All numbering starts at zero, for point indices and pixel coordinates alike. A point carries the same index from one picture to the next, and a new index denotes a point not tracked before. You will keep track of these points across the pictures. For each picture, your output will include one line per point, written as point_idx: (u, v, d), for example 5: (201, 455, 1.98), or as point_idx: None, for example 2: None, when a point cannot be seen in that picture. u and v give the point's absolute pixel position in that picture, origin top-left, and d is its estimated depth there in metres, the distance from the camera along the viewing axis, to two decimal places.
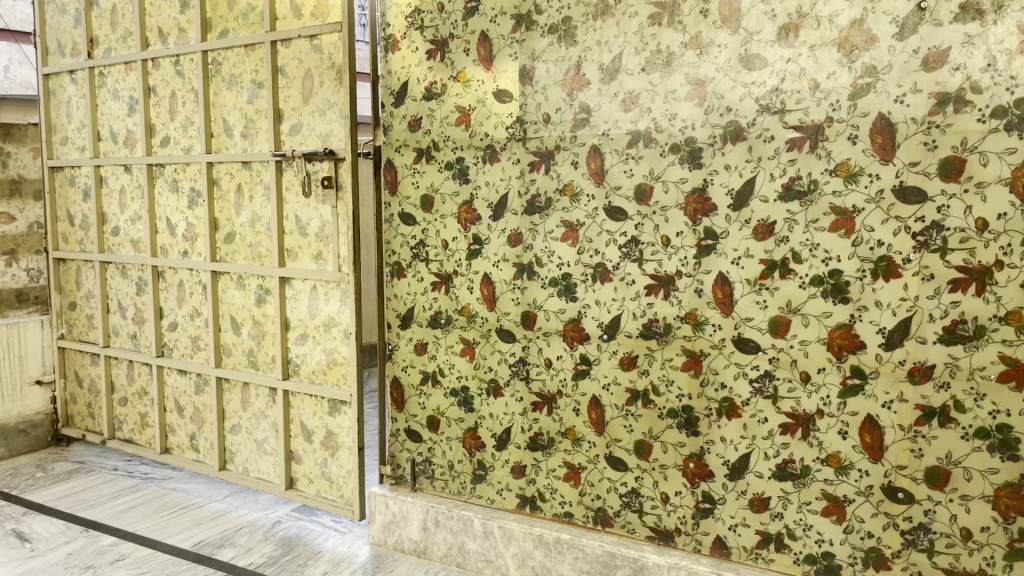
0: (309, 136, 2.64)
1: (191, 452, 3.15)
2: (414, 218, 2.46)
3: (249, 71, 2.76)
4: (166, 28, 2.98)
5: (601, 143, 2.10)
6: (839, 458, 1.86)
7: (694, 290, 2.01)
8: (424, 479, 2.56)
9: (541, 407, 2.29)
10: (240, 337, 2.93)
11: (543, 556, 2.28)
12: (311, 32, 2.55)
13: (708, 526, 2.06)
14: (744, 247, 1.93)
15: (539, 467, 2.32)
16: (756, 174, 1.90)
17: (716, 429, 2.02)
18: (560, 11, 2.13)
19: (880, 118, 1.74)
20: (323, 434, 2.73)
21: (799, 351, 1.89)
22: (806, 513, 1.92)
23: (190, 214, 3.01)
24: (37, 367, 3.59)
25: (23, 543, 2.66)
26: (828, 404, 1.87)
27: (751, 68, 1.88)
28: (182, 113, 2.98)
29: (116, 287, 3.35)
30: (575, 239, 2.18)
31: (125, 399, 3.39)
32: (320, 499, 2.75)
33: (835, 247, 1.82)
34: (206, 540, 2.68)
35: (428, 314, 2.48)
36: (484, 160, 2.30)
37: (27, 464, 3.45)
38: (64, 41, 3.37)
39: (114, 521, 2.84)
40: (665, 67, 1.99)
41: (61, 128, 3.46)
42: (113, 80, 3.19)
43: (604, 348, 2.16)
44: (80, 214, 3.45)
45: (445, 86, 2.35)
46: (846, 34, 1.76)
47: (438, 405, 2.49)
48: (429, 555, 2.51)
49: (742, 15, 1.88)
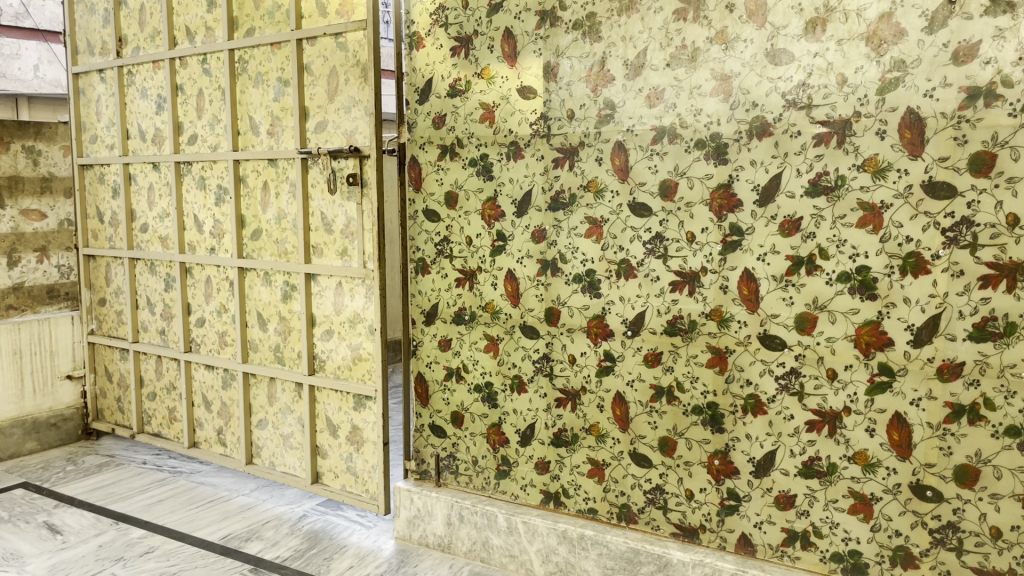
0: (334, 134, 2.66)
1: (218, 446, 3.19)
2: (438, 215, 2.47)
3: (275, 69, 2.78)
4: (193, 26, 3.01)
5: (625, 139, 2.10)
6: (866, 455, 1.85)
7: (720, 286, 2.00)
8: (448, 474, 2.57)
9: (564, 403, 2.29)
10: (267, 332, 2.96)
11: (567, 552, 2.29)
12: (336, 29, 2.56)
13: (733, 523, 2.05)
14: (770, 243, 1.92)
15: (563, 463, 2.32)
16: (783, 170, 1.88)
17: (741, 426, 2.01)
18: (584, 7, 2.13)
19: (909, 112, 1.72)
20: (348, 429, 2.75)
21: (825, 348, 1.88)
22: (833, 511, 1.90)
23: (217, 211, 3.05)
24: (68, 361, 3.66)
25: (55, 535, 2.71)
26: (855, 402, 1.85)
27: (777, 62, 1.87)
28: (209, 111, 3.01)
29: (144, 283, 3.39)
30: (598, 234, 2.18)
31: (153, 393, 3.44)
32: (345, 494, 2.77)
33: (863, 243, 1.81)
34: (233, 533, 2.71)
35: (452, 310, 2.49)
36: (508, 156, 2.30)
37: (59, 458, 3.51)
38: (93, 40, 3.41)
39: (144, 514, 2.88)
40: (690, 62, 1.99)
41: (91, 126, 3.51)
42: (141, 78, 3.23)
43: (628, 344, 2.16)
44: (109, 211, 3.49)
45: (469, 83, 2.36)
46: (875, 28, 1.75)
47: (462, 401, 2.50)
48: (454, 550, 2.52)
49: (768, 10, 1.87)
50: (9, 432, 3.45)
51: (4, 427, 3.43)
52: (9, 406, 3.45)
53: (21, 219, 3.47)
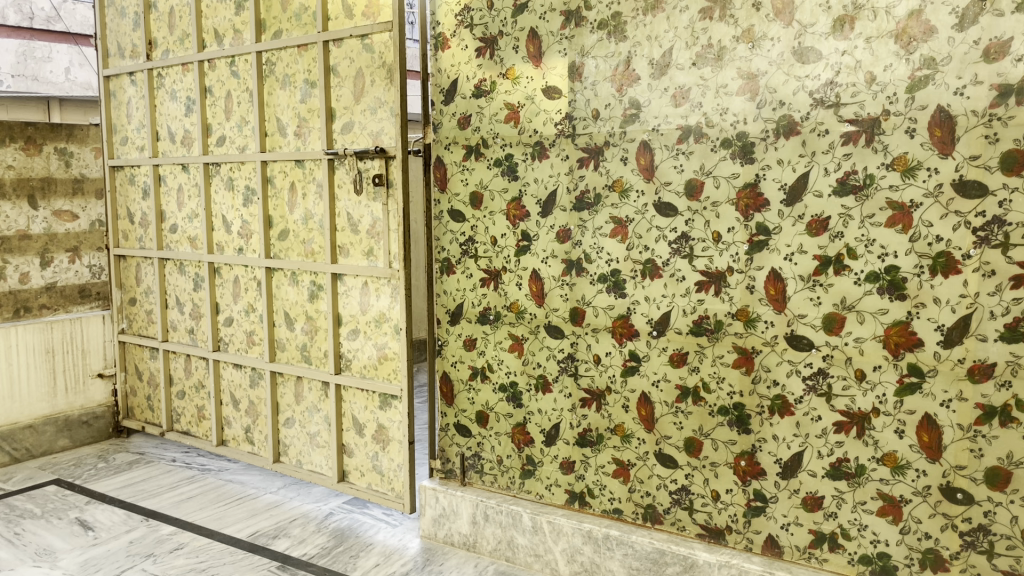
0: (360, 134, 2.68)
1: (246, 444, 3.22)
2: (463, 215, 2.48)
3: (303, 70, 2.80)
4: (221, 29, 3.05)
5: (651, 139, 2.09)
6: (895, 457, 1.83)
7: (746, 286, 1.99)
8: (473, 473, 2.57)
9: (589, 403, 2.29)
10: (294, 332, 2.98)
11: (592, 552, 2.29)
12: (362, 31, 2.58)
13: (760, 524, 2.04)
14: (798, 243, 1.91)
15: (588, 463, 2.32)
16: (810, 169, 1.87)
17: (768, 426, 2.00)
18: (609, 7, 2.13)
19: (939, 110, 1.70)
20: (374, 427, 2.77)
21: (854, 349, 1.86)
22: (861, 513, 1.89)
23: (244, 212, 3.08)
24: (99, 360, 3.72)
25: (87, 531, 2.75)
26: (884, 403, 1.83)
27: (804, 61, 1.85)
28: (237, 113, 3.05)
29: (174, 283, 3.43)
30: (623, 234, 2.18)
31: (182, 391, 3.48)
32: (371, 492, 2.78)
33: (892, 243, 1.79)
34: (261, 530, 2.74)
35: (476, 310, 2.49)
36: (534, 156, 2.31)
37: (90, 455, 3.56)
38: (124, 43, 3.47)
39: (173, 510, 2.92)
40: (716, 61, 1.98)
41: (122, 128, 3.56)
42: (171, 81, 3.27)
43: (653, 344, 2.16)
44: (139, 212, 3.54)
45: (494, 83, 2.36)
46: (904, 26, 1.73)
47: (487, 400, 2.50)
48: (479, 549, 2.53)
49: (796, 8, 1.85)
50: (42, 429, 3.51)
51: (37, 425, 3.49)
52: (42, 404, 3.51)
53: (53, 219, 3.53)
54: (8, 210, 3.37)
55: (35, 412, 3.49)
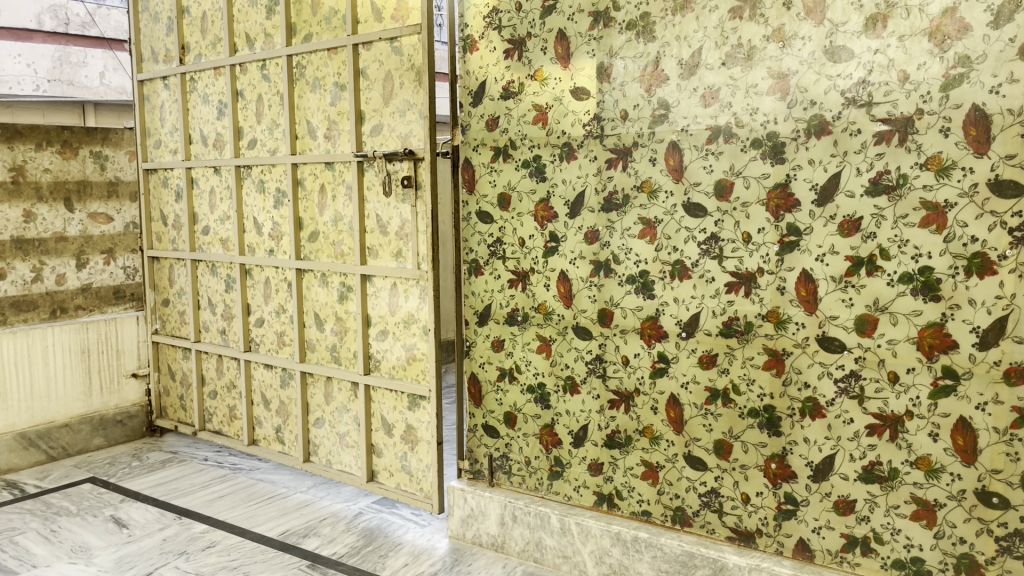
0: (389, 137, 2.70)
1: (277, 444, 3.25)
2: (491, 216, 2.49)
3: (333, 73, 2.83)
4: (253, 33, 3.08)
5: (680, 139, 2.09)
6: (930, 460, 1.80)
7: (777, 287, 1.98)
8: (502, 474, 2.58)
9: (618, 405, 2.29)
10: (324, 333, 3.01)
11: (620, 554, 2.28)
12: (391, 33, 2.60)
13: (791, 527, 2.02)
14: (829, 244, 1.89)
15: (616, 465, 2.31)
16: (842, 169, 1.85)
17: (799, 429, 1.98)
18: (638, 7, 2.12)
19: (973, 110, 1.68)
20: (403, 428, 2.78)
21: (887, 351, 1.84)
22: (894, 517, 1.86)
23: (276, 214, 3.11)
24: (133, 360, 3.77)
25: (122, 529, 2.80)
26: (918, 405, 1.81)
27: (836, 60, 1.84)
28: (268, 116, 3.08)
29: (206, 284, 3.48)
30: (652, 235, 2.17)
31: (214, 391, 3.52)
32: (400, 492, 2.80)
33: (926, 243, 1.77)
34: (292, 529, 2.76)
35: (504, 311, 2.50)
36: (562, 157, 2.31)
37: (125, 454, 3.62)
38: (157, 48, 3.52)
39: (205, 509, 2.96)
40: (746, 61, 1.96)
41: (155, 131, 3.61)
42: (203, 85, 3.31)
43: (682, 346, 2.15)
44: (172, 214, 3.59)
45: (523, 85, 2.36)
46: (938, 23, 1.70)
47: (515, 402, 2.51)
48: (507, 550, 2.53)
49: (827, 6, 1.84)
50: (77, 428, 3.58)
51: (73, 424, 3.56)
52: (78, 404, 3.57)
53: (89, 222, 3.59)
54: (45, 213, 3.44)
55: (71, 411, 3.55)
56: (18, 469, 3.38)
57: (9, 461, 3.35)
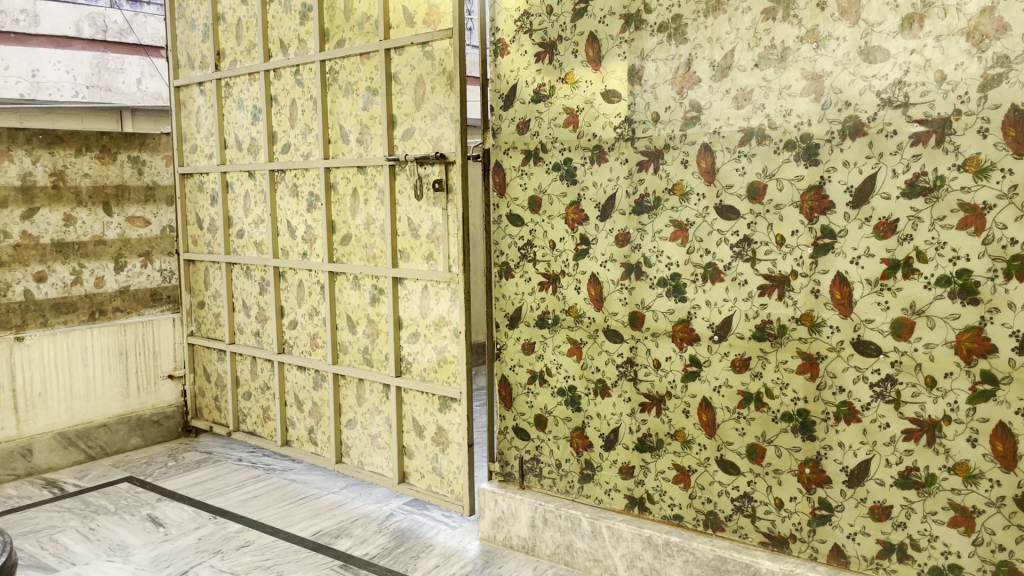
0: (420, 140, 2.71)
1: (310, 445, 3.28)
2: (522, 219, 2.49)
3: (365, 78, 2.85)
4: (287, 39, 3.12)
5: (712, 141, 2.07)
6: (968, 466, 1.77)
7: (811, 290, 1.96)
8: (533, 477, 2.58)
9: (649, 408, 2.28)
10: (356, 335, 3.03)
11: (652, 558, 2.27)
12: (423, 38, 2.62)
13: (825, 533, 2.00)
14: (864, 246, 1.87)
15: (647, 469, 2.31)
16: (877, 170, 1.83)
17: (834, 434, 1.96)
18: (670, 9, 2.12)
19: (1013, 110, 1.65)
20: (434, 430, 2.80)
21: (924, 355, 1.81)
22: (931, 524, 1.84)
23: (309, 217, 3.14)
24: (169, 362, 3.83)
25: (158, 528, 2.84)
26: (956, 410, 1.78)
27: (871, 60, 1.82)
28: (302, 121, 3.11)
29: (240, 287, 3.52)
30: (684, 238, 2.16)
31: (249, 393, 3.56)
32: (431, 493, 2.81)
33: (964, 246, 1.74)
34: (324, 530, 2.79)
35: (535, 314, 2.50)
36: (593, 160, 2.31)
37: (161, 454, 3.67)
38: (193, 54, 3.57)
39: (240, 509, 2.99)
40: (780, 62, 1.95)
41: (191, 137, 3.67)
42: (238, 90, 3.36)
43: (715, 349, 2.14)
44: (208, 217, 3.64)
45: (553, 88, 2.37)
46: (976, 23, 1.68)
47: (545, 404, 2.51)
48: (538, 552, 2.53)
49: (862, 7, 1.82)
50: (115, 428, 3.64)
51: (111, 424, 3.62)
52: (116, 404, 3.64)
53: (127, 226, 3.66)
54: (85, 217, 3.51)
55: (109, 412, 3.62)
56: (58, 468, 3.45)
57: (49, 461, 3.41)
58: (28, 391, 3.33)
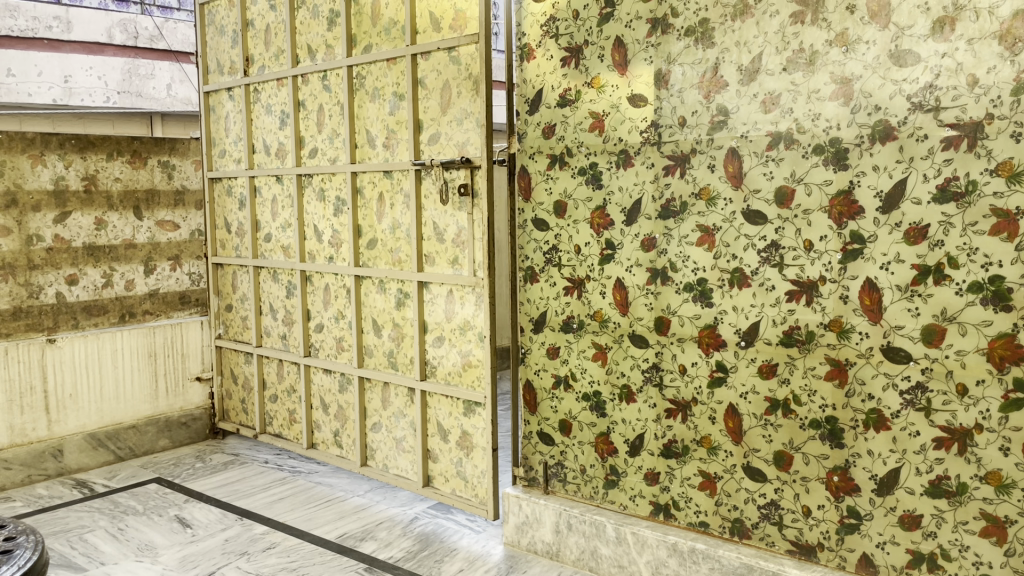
0: (446, 145, 2.72)
1: (335, 447, 3.30)
2: (548, 223, 2.49)
3: (392, 83, 2.87)
4: (315, 44, 3.15)
5: (739, 146, 2.06)
6: (1000, 475, 1.74)
7: (840, 296, 1.94)
8: (557, 482, 2.57)
9: (675, 414, 2.27)
10: (381, 338, 3.05)
11: (677, 565, 2.26)
12: (449, 43, 2.63)
13: (854, 542, 1.98)
14: (895, 252, 1.85)
15: (673, 475, 2.29)
16: (908, 175, 1.81)
17: (863, 441, 1.93)
18: (697, 13, 2.11)
19: None
20: (458, 434, 2.80)
21: (955, 362, 1.79)
22: (962, 533, 1.81)
23: (335, 222, 3.17)
24: (197, 364, 3.87)
25: (185, 529, 2.87)
26: (988, 418, 1.75)
27: (902, 63, 1.80)
28: (329, 126, 3.14)
29: (267, 290, 3.55)
30: (710, 243, 2.15)
31: (275, 395, 3.59)
32: (456, 497, 2.82)
33: (997, 252, 1.71)
34: (349, 533, 2.80)
35: (560, 318, 2.50)
36: (618, 164, 2.30)
37: (189, 455, 3.71)
38: (223, 60, 3.61)
39: (265, 511, 3.02)
40: (808, 65, 1.94)
41: (220, 141, 3.70)
42: (267, 96, 3.39)
43: (741, 355, 2.12)
44: (236, 221, 3.68)
45: (579, 92, 2.37)
46: (1008, 26, 1.66)
47: (571, 409, 2.50)
48: (562, 558, 2.52)
49: (893, 10, 1.80)
50: (144, 429, 3.68)
51: (140, 425, 3.67)
52: (145, 406, 3.68)
53: (157, 229, 3.70)
54: (116, 221, 3.56)
55: (138, 413, 3.67)
56: (88, 469, 3.50)
57: (80, 461, 3.46)
58: (59, 392, 3.39)
